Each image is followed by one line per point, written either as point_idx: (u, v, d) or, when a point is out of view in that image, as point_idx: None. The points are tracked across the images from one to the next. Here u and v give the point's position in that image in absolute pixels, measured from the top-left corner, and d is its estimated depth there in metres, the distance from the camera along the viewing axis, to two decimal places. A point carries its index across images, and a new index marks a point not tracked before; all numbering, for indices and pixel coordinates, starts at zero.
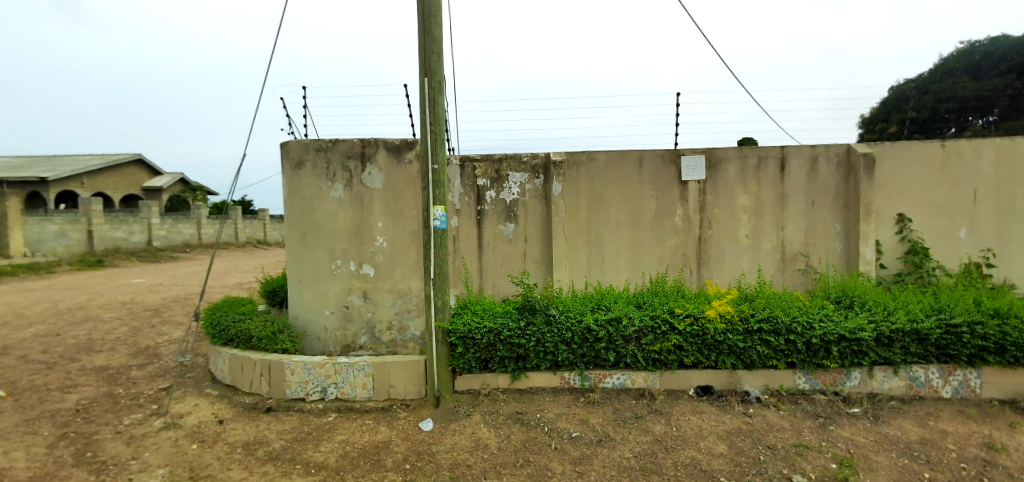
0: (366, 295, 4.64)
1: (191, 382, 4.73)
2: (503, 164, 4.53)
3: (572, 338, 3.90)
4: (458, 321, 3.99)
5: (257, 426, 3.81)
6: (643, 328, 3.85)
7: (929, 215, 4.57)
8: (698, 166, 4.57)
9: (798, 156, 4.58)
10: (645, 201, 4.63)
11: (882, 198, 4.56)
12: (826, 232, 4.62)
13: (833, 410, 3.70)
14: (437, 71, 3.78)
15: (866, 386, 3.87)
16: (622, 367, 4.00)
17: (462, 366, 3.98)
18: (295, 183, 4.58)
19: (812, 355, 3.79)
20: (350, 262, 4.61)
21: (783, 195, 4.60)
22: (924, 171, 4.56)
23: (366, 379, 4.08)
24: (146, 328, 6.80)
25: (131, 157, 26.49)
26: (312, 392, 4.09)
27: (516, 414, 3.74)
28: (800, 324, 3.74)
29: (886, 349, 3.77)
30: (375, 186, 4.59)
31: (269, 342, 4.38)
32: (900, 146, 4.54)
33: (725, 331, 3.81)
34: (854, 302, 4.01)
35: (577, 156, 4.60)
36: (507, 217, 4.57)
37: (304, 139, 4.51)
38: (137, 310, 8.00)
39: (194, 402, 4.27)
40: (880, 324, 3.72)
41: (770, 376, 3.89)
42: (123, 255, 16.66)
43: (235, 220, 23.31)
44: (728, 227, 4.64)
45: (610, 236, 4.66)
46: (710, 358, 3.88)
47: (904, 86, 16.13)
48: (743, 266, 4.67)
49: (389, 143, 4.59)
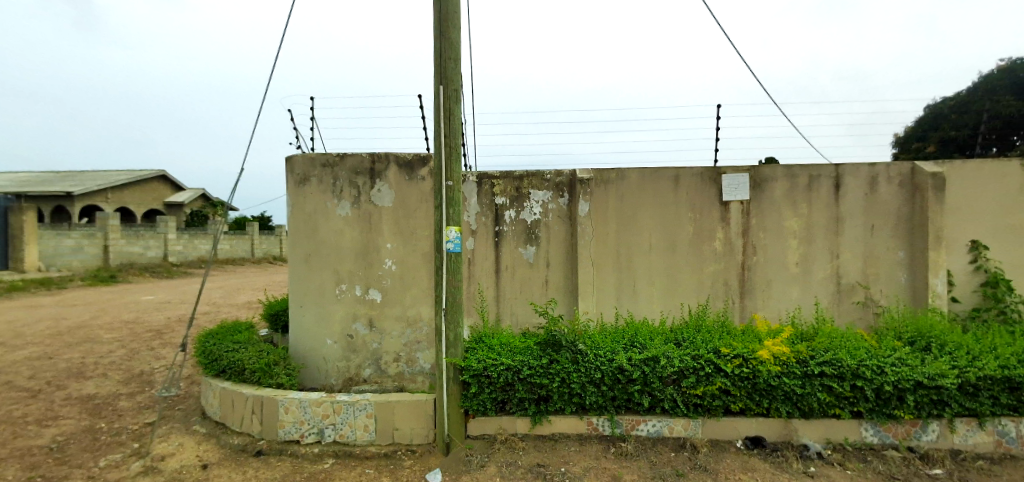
0: (371, 324, 4.23)
1: (179, 416, 4.35)
2: (524, 181, 4.13)
3: (602, 380, 3.41)
4: (472, 357, 3.54)
5: (243, 473, 3.38)
6: (684, 369, 3.35)
7: (1008, 242, 4.05)
8: (740, 185, 4.13)
9: (854, 174, 4.11)
10: (680, 223, 4.18)
11: (952, 222, 4.07)
12: (886, 260, 4.12)
13: (910, 470, 3.14)
14: (454, 79, 3.42)
15: (946, 441, 3.31)
16: (658, 412, 3.50)
17: (475, 408, 3.52)
18: (300, 201, 4.23)
19: (881, 405, 3.26)
20: (356, 286, 4.22)
21: (838, 218, 4.12)
22: (1000, 193, 4.06)
23: (367, 420, 3.64)
24: (144, 351, 6.46)
25: (153, 173, 26.73)
26: (308, 434, 3.66)
27: (536, 467, 3.24)
28: (869, 367, 3.22)
29: (972, 399, 3.21)
30: (384, 204, 4.21)
31: (264, 375, 3.96)
32: (971, 165, 4.07)
33: (780, 375, 3.30)
34: (931, 344, 3.46)
35: (605, 173, 4.18)
36: (527, 239, 4.15)
37: (310, 153, 4.17)
38: (139, 330, 7.68)
39: (179, 441, 3.88)
40: (964, 369, 3.18)
41: (832, 427, 3.36)
42: (135, 270, 16.57)
43: (252, 236, 23.37)
44: (776, 254, 4.16)
45: (641, 262, 4.20)
46: (761, 405, 3.37)
47: (943, 105, 15.39)
48: (794, 299, 4.17)
49: (400, 158, 4.22)
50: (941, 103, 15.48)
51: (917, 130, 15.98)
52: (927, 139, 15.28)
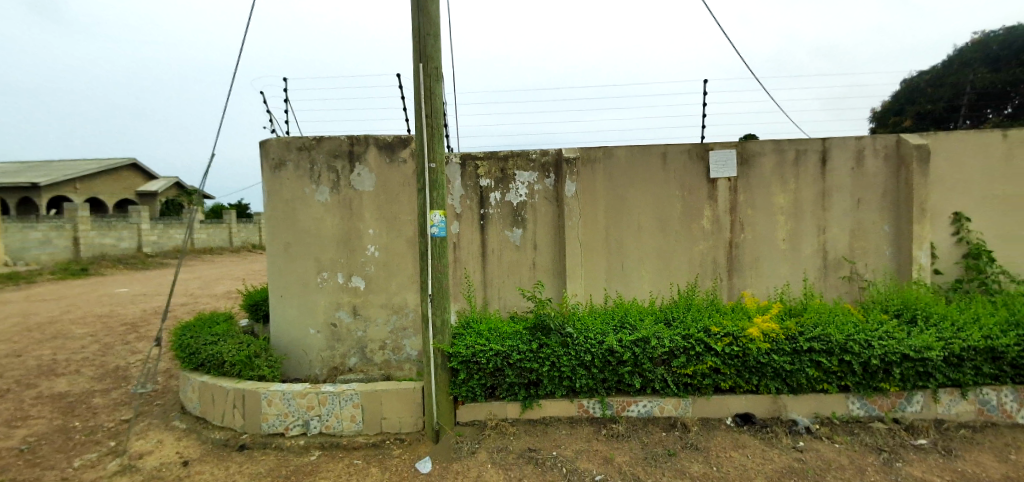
0: (355, 312, 4.11)
1: (157, 412, 4.20)
2: (509, 162, 4.01)
3: (592, 362, 3.37)
4: (460, 343, 3.46)
5: (226, 468, 3.28)
6: (675, 349, 3.33)
7: (991, 214, 4.09)
8: (728, 161, 4.07)
9: (841, 149, 4.08)
10: (668, 202, 4.12)
11: (936, 195, 4.09)
12: (872, 235, 4.13)
13: (897, 441, 3.18)
14: (434, 56, 3.26)
15: (930, 411, 3.36)
16: (648, 392, 3.48)
17: (464, 394, 3.46)
18: (276, 187, 4.05)
19: (868, 378, 3.29)
20: (338, 274, 4.08)
21: (825, 193, 4.11)
22: (983, 165, 4.09)
23: (354, 410, 3.55)
24: (119, 346, 6.25)
25: (124, 161, 25.78)
26: (293, 427, 3.56)
27: (528, 451, 3.20)
28: (857, 342, 3.23)
29: (955, 369, 3.26)
30: (365, 188, 4.05)
31: (244, 368, 3.81)
32: (956, 137, 4.07)
33: (770, 352, 3.30)
34: (917, 317, 3.49)
35: (592, 152, 4.08)
36: (513, 222, 4.05)
37: (285, 136, 3.98)
38: (113, 324, 7.41)
39: (157, 438, 3.74)
40: (949, 340, 3.21)
41: (820, 401, 3.38)
42: (108, 262, 16.04)
43: (230, 224, 22.82)
44: (764, 231, 4.13)
45: (629, 242, 4.14)
46: (751, 382, 3.37)
47: (920, 80, 15.53)
48: (782, 276, 4.16)
49: (380, 140, 4.05)
50: (918, 78, 15.62)
51: (895, 105, 16.14)
52: (905, 113, 15.45)
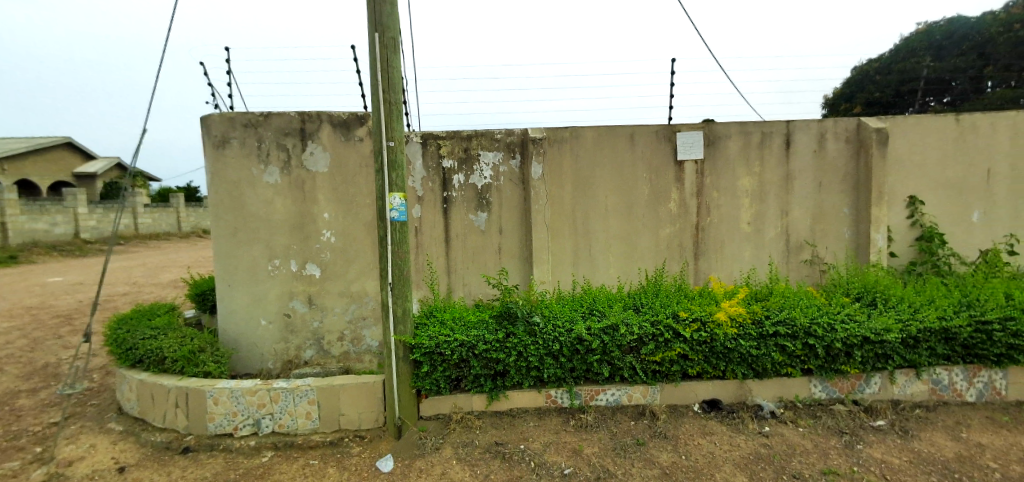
0: (311, 301, 3.86)
1: (91, 413, 3.85)
2: (473, 141, 3.82)
3: (560, 351, 3.26)
4: (423, 333, 3.28)
5: (168, 474, 3.02)
6: (644, 336, 3.26)
7: (943, 198, 4.21)
8: (696, 143, 4.01)
9: (805, 133, 4.08)
10: (637, 185, 4.03)
11: (894, 179, 4.17)
12: (834, 218, 4.18)
13: (857, 423, 3.24)
14: (390, 25, 3.00)
15: (887, 392, 3.45)
16: (617, 380, 3.42)
17: (428, 388, 3.30)
18: (218, 167, 3.70)
19: (830, 361, 3.33)
20: (290, 261, 3.81)
21: (790, 177, 4.12)
22: (938, 149, 4.18)
23: (310, 407, 3.34)
24: (49, 340, 5.74)
25: (57, 139, 23.88)
26: (243, 427, 3.32)
27: (495, 446, 3.08)
28: (820, 325, 3.25)
29: (911, 351, 3.34)
30: (318, 169, 3.77)
31: (187, 364, 3.51)
32: (914, 121, 4.14)
33: (737, 337, 3.28)
34: (877, 299, 3.55)
35: (559, 132, 3.93)
36: (478, 205, 3.87)
37: (228, 111, 3.63)
38: (44, 317, 6.82)
39: (90, 442, 3.42)
40: (907, 322, 3.28)
41: (784, 385, 3.41)
42: (42, 249, 14.87)
43: (179, 208, 21.60)
44: (730, 215, 4.11)
45: (597, 226, 4.04)
46: (718, 367, 3.36)
47: (869, 67, 16.05)
48: (748, 260, 4.17)
49: (335, 117, 3.77)
50: (868, 65, 16.15)
51: (847, 92, 16.68)
52: (855, 100, 15.99)
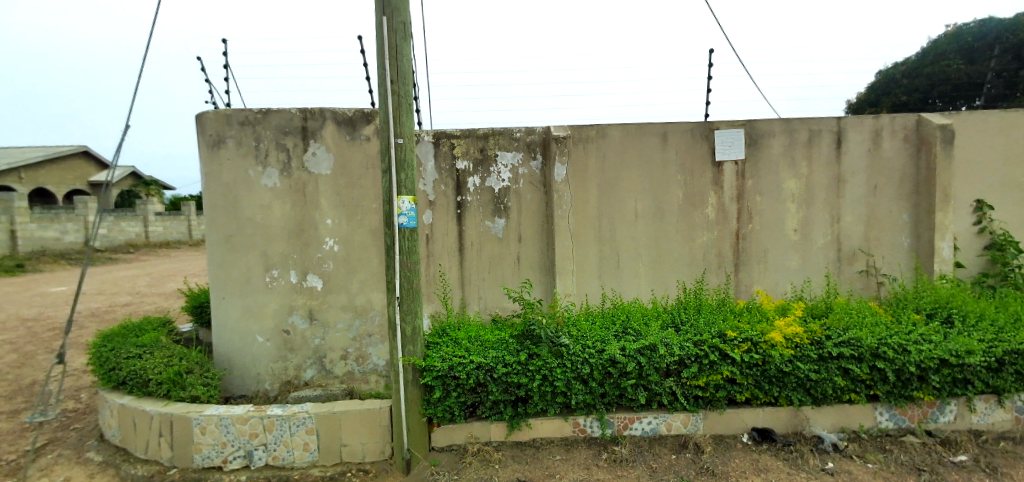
0: (311, 316, 3.51)
1: (71, 439, 3.51)
2: (489, 141, 3.46)
3: (591, 375, 2.87)
4: (435, 354, 2.90)
5: None
6: (686, 358, 2.86)
7: (1014, 201, 3.77)
8: (736, 142, 3.62)
9: (858, 129, 3.68)
10: (670, 187, 3.64)
11: (959, 181, 3.74)
12: (890, 223, 3.75)
13: (935, 459, 2.79)
14: (400, 7, 2.66)
15: (964, 421, 3.00)
16: (654, 407, 3.01)
17: (440, 415, 2.91)
18: (213, 169, 3.38)
19: (901, 387, 2.90)
20: (289, 272, 3.47)
21: (840, 178, 3.70)
22: (1008, 147, 3.75)
23: (308, 437, 2.96)
24: (42, 355, 5.45)
25: (72, 148, 24.08)
26: (233, 459, 2.95)
27: None
28: (891, 346, 2.83)
29: (995, 375, 2.90)
30: (321, 171, 3.44)
31: (173, 388, 3.16)
32: (980, 117, 3.72)
33: (794, 359, 2.87)
34: (952, 317, 3.11)
35: (584, 130, 3.56)
36: (495, 210, 3.50)
37: (223, 108, 3.31)
38: (41, 329, 6.56)
39: (65, 475, 3.07)
40: (990, 344, 2.85)
41: (846, 413, 2.99)
42: (50, 258, 14.78)
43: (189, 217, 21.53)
44: (774, 220, 3.70)
45: (626, 235, 3.65)
46: (770, 393, 2.94)
47: (895, 70, 15.46)
48: (794, 271, 3.75)
49: (339, 114, 3.43)
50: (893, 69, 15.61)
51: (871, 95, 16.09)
52: (881, 104, 15.44)
